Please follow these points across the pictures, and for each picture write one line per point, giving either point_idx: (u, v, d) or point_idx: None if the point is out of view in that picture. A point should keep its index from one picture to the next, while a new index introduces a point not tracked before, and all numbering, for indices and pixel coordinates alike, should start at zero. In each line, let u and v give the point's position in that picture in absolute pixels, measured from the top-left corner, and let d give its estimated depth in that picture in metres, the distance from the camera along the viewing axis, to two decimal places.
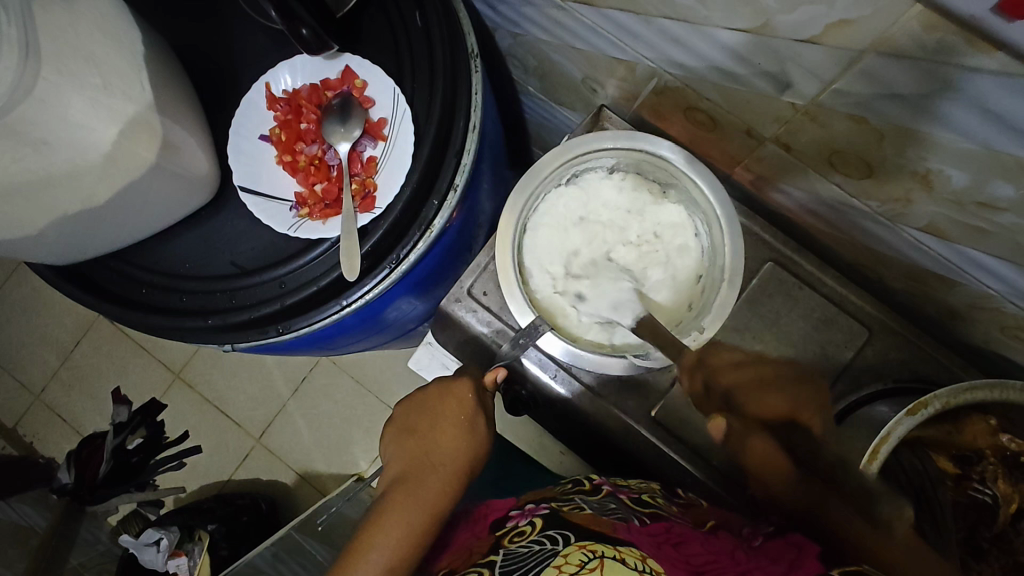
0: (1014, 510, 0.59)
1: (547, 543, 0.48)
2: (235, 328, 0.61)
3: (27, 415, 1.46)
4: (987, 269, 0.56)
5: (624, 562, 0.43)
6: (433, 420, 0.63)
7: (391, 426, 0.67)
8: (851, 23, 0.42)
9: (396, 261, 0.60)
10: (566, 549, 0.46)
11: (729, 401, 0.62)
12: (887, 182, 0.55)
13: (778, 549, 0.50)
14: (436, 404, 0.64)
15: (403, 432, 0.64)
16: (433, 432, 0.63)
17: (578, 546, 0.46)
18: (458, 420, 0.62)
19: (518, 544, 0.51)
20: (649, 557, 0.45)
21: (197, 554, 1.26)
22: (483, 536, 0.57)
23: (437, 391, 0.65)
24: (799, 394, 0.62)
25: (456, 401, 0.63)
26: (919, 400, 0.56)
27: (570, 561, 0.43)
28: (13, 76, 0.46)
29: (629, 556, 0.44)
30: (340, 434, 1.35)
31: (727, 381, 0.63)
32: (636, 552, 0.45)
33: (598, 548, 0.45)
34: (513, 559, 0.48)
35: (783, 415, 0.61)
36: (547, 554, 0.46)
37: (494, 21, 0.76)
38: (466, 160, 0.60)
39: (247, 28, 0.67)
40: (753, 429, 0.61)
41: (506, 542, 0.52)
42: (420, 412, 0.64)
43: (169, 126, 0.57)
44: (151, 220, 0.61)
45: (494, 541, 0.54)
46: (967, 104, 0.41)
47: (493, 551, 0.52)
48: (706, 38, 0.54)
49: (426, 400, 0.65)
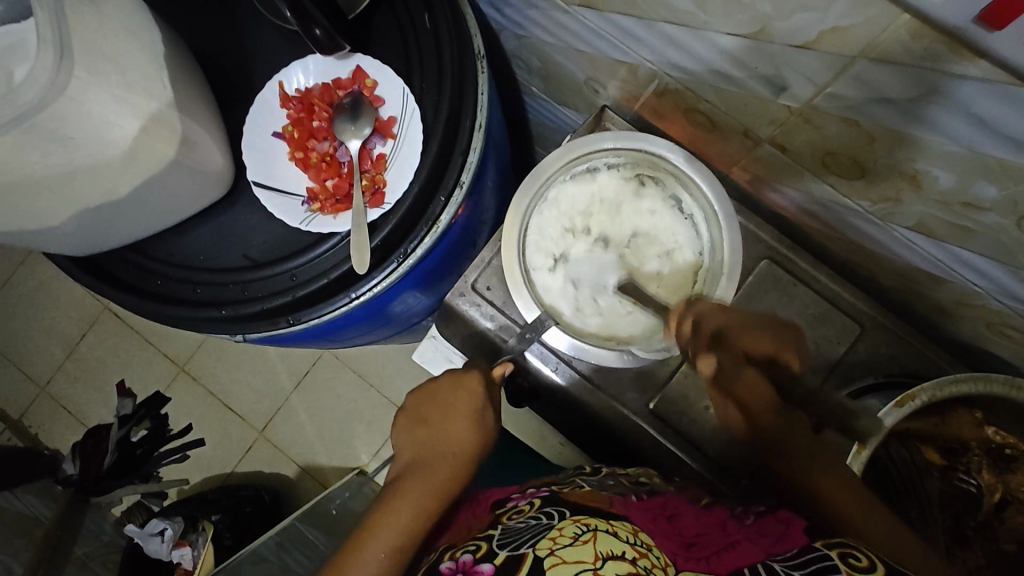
0: (997, 500, 0.62)
1: (543, 518, 0.51)
2: (247, 319, 0.63)
3: (32, 406, 1.48)
4: (974, 267, 0.58)
5: (615, 535, 0.46)
6: (444, 411, 0.65)
7: (400, 417, 0.68)
8: (844, 30, 0.44)
9: (404, 255, 0.62)
10: (560, 522, 0.49)
11: (721, 336, 0.57)
12: (878, 183, 0.57)
13: (767, 523, 0.53)
14: (447, 394, 0.66)
15: (415, 422, 0.66)
16: (444, 421, 0.65)
17: (572, 520, 0.49)
18: (468, 411, 0.65)
19: (515, 521, 0.53)
20: (641, 531, 0.49)
21: (201, 544, 1.22)
22: (480, 515, 0.59)
23: (448, 382, 0.67)
24: (784, 334, 0.57)
25: (467, 391, 0.65)
26: (908, 393, 0.58)
27: (565, 534, 0.46)
28: (48, 76, 0.49)
29: (621, 529, 0.48)
30: (343, 428, 1.37)
31: (715, 320, 0.57)
32: (628, 526, 0.49)
33: (592, 522, 0.48)
34: (511, 533, 0.50)
35: (767, 355, 0.56)
36: (542, 528, 0.49)
37: (500, 22, 0.78)
38: (472, 158, 0.63)
39: (260, 28, 0.69)
40: (740, 360, 0.57)
41: (503, 518, 0.55)
42: (431, 402, 0.66)
43: (187, 123, 0.59)
44: (167, 212, 0.63)
45: (492, 518, 0.56)
46: (953, 108, 0.43)
47: (492, 526, 0.54)
48: (705, 42, 0.56)
49: (437, 389, 0.67)
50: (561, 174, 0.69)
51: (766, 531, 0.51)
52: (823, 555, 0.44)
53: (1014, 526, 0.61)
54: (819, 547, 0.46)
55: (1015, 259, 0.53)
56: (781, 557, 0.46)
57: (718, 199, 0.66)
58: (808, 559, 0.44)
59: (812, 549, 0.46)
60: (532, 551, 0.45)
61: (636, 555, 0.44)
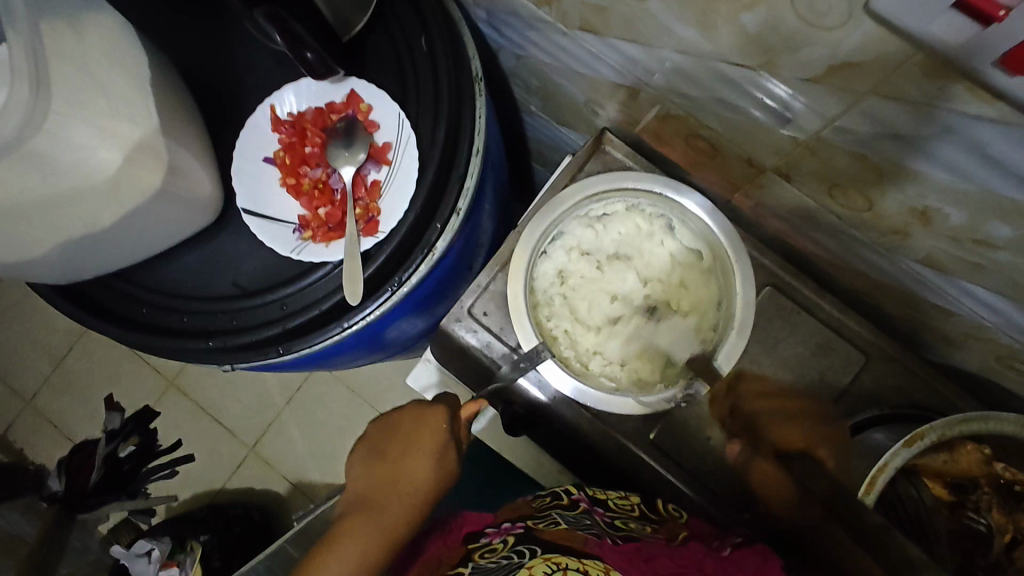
0: (1008, 540, 0.59)
1: (513, 558, 0.50)
2: (236, 350, 0.61)
3: (16, 421, 1.45)
4: (983, 301, 0.57)
5: (587, 575, 0.45)
6: (404, 446, 0.61)
7: (362, 441, 0.65)
8: (853, 67, 0.43)
9: (398, 284, 0.60)
10: (530, 562, 0.48)
11: None
12: (885, 215, 0.56)
13: (743, 558, 0.54)
14: (411, 429, 0.62)
15: (375, 450, 0.63)
16: (403, 455, 0.61)
17: (544, 559, 0.48)
18: (427, 445, 0.60)
19: (488, 558, 0.53)
20: (613, 570, 0.47)
21: (189, 565, 1.23)
22: (453, 547, 0.59)
23: (412, 416, 0.62)
24: None
25: (430, 429, 0.61)
26: (916, 432, 0.57)
27: (535, 573, 0.46)
28: (24, 112, 0.48)
29: (592, 568, 0.47)
30: (334, 445, 1.35)
31: None
32: (600, 565, 0.48)
33: (563, 560, 0.47)
34: (481, 572, 0.50)
35: None
36: (512, 567, 0.48)
37: (498, 42, 0.76)
38: (469, 184, 0.61)
39: (252, 48, 0.67)
40: None
41: (474, 555, 0.55)
42: (395, 434, 0.62)
43: (174, 148, 0.57)
44: (153, 242, 0.61)
45: (463, 555, 0.56)
46: (970, 149, 0.42)
47: (462, 563, 0.54)
48: (709, 71, 0.54)
49: (402, 420, 0.63)
50: (575, 211, 0.69)
51: (742, 569, 0.51)
52: None
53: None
54: None
55: None
56: None
57: (720, 230, 0.65)
58: None
59: None
60: None
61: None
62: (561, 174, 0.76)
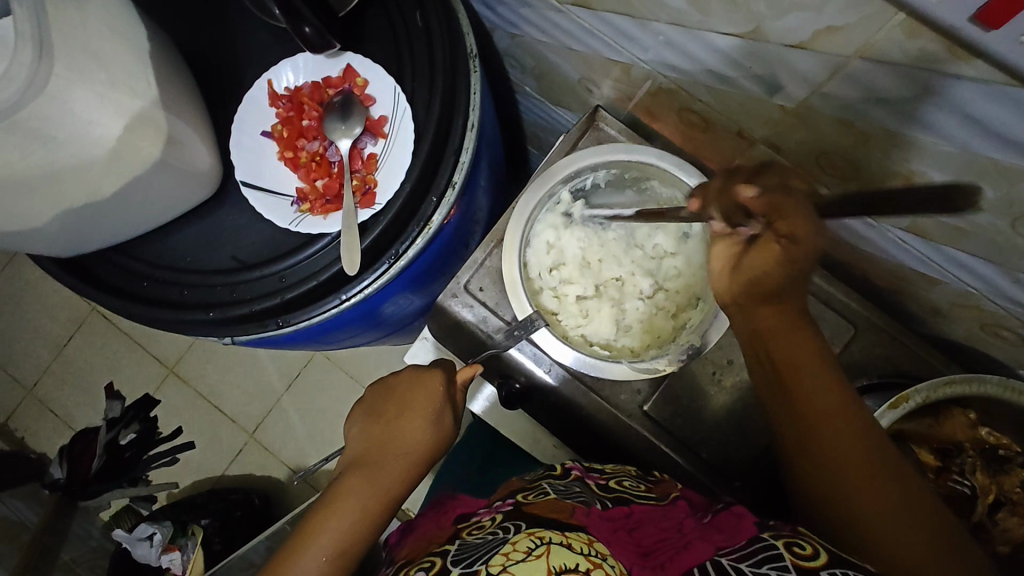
0: (991, 501, 0.60)
1: (500, 532, 0.51)
2: (235, 321, 0.62)
3: (18, 408, 1.46)
4: (967, 268, 0.58)
5: (570, 547, 0.46)
6: (399, 408, 0.62)
7: (357, 410, 0.66)
8: (839, 30, 0.44)
9: (395, 257, 0.61)
10: (515, 536, 0.49)
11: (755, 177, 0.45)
12: (873, 184, 0.57)
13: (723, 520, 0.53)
14: (405, 391, 0.63)
15: (368, 415, 0.64)
16: (399, 416, 0.62)
17: (527, 533, 0.49)
18: (425, 408, 0.62)
19: (475, 535, 0.54)
20: (597, 542, 0.48)
21: (190, 549, 1.25)
22: (443, 526, 0.60)
23: (408, 382, 0.64)
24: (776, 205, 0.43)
25: (427, 390, 0.63)
26: (902, 395, 0.60)
27: (518, 548, 0.47)
28: (27, 74, 0.49)
29: (576, 541, 0.47)
30: (334, 430, 1.36)
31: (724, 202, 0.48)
32: (583, 536, 0.48)
33: (546, 534, 0.48)
34: (467, 547, 0.52)
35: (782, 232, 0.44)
36: (496, 543, 0.49)
37: (493, 21, 0.77)
38: (464, 158, 0.62)
39: (249, 26, 0.68)
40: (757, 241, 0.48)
41: (463, 533, 0.56)
42: (391, 397, 0.64)
43: (174, 122, 0.59)
44: (151, 215, 0.62)
45: (454, 532, 0.57)
46: (951, 110, 0.43)
47: (450, 540, 0.55)
48: (699, 42, 0.56)
49: (398, 385, 0.64)
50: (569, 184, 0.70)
51: (720, 528, 0.52)
52: (770, 547, 0.47)
53: (1007, 528, 0.59)
54: (766, 537, 0.49)
55: (1009, 259, 0.53)
56: (727, 552, 0.48)
57: None
58: (754, 550, 0.47)
59: (759, 542, 0.48)
60: (485, 567, 0.46)
61: (589, 567, 0.45)
62: (555, 151, 0.76)
